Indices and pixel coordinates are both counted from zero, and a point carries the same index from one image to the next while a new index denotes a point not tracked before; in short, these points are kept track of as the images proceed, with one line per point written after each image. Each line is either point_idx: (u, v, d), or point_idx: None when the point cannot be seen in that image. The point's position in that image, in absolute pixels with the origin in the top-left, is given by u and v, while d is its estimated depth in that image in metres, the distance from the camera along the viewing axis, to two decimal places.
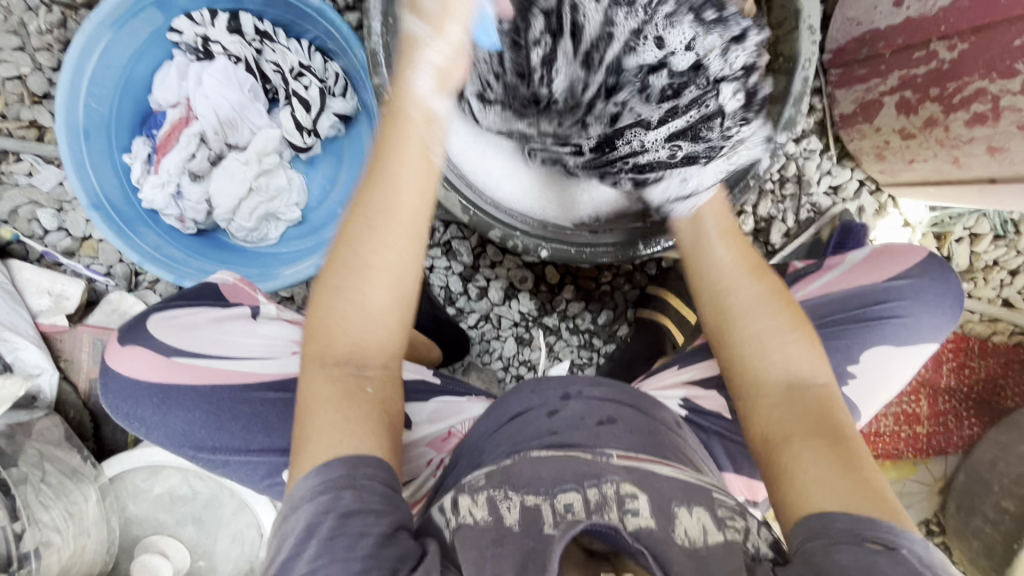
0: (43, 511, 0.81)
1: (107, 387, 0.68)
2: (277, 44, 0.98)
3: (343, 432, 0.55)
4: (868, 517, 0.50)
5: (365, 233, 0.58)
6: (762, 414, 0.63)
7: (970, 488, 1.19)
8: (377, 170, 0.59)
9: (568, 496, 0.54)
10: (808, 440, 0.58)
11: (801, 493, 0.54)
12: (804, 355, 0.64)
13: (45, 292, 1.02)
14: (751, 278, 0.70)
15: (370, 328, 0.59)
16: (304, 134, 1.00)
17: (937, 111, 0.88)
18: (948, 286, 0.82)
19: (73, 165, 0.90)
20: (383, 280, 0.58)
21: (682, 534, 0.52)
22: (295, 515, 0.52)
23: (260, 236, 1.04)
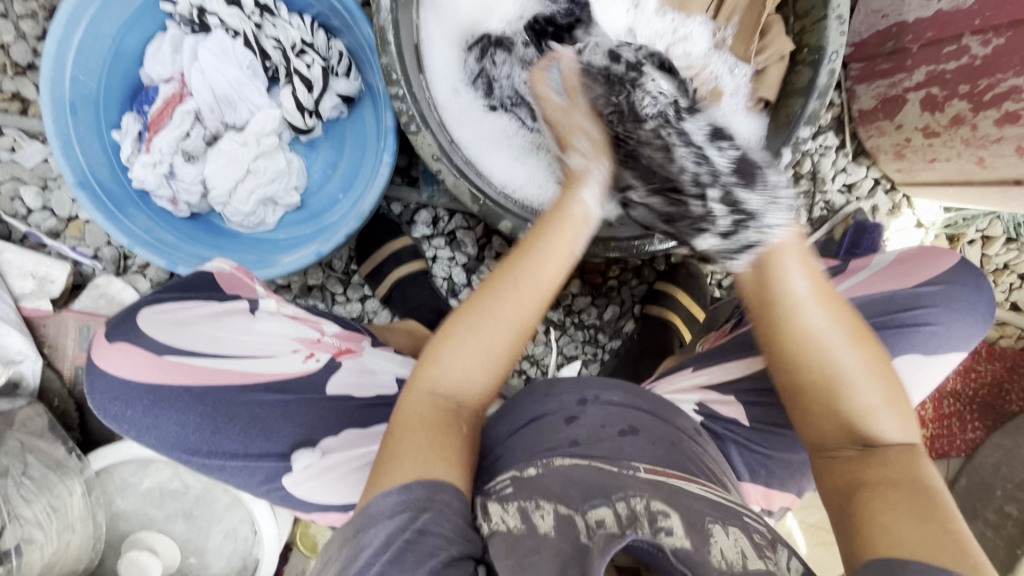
0: (25, 506, 0.75)
1: (94, 386, 0.61)
2: (278, 18, 0.92)
3: (435, 457, 0.53)
4: (943, 568, 0.45)
5: (505, 293, 0.61)
6: (840, 474, 0.58)
7: (972, 493, 1.18)
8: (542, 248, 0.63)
9: (598, 512, 0.52)
10: (889, 494, 0.52)
11: (871, 540, 0.50)
12: (900, 422, 0.58)
13: (29, 275, 0.97)
14: (850, 345, 0.58)
15: (473, 367, 0.60)
16: (305, 115, 0.95)
17: (965, 108, 0.85)
18: (979, 293, 0.80)
19: (58, 141, 0.85)
20: (503, 333, 0.60)
21: (718, 554, 0.48)
22: (371, 531, 0.49)
23: (257, 221, 0.99)
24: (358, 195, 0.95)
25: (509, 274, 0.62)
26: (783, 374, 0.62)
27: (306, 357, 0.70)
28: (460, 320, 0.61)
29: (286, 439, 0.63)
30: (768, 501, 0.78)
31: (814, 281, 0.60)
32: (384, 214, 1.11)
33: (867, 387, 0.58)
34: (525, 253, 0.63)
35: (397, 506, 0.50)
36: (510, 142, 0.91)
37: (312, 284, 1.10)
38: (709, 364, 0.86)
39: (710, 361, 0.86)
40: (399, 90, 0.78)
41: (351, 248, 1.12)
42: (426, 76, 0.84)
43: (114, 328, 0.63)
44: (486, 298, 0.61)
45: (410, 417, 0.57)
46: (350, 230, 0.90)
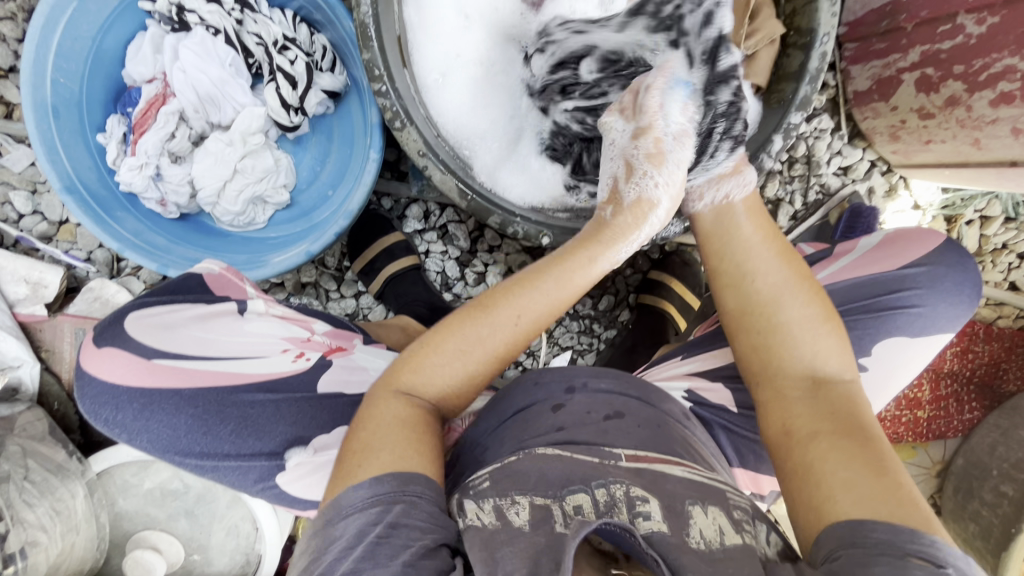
0: (28, 510, 0.77)
1: (83, 393, 0.61)
2: (258, 13, 0.91)
3: (410, 450, 0.54)
4: (909, 530, 0.45)
5: (505, 315, 0.60)
6: (788, 411, 0.60)
7: (968, 472, 1.18)
8: (556, 267, 0.61)
9: (577, 497, 0.53)
10: (831, 439, 0.54)
11: (826, 496, 0.51)
12: (832, 348, 0.62)
13: (22, 280, 0.97)
14: (781, 265, 0.67)
15: (450, 373, 0.60)
16: (291, 113, 0.94)
17: (960, 89, 0.84)
18: (965, 273, 0.79)
19: (42, 145, 0.84)
20: (494, 355, 0.61)
21: (697, 536, 0.50)
22: (343, 521, 0.51)
23: (247, 219, 0.99)
24: (347, 193, 0.94)
25: (528, 281, 0.61)
26: (760, 362, 0.64)
27: (296, 357, 0.71)
28: (456, 331, 0.60)
29: (278, 438, 0.63)
30: (757, 484, 0.78)
31: (755, 222, 0.69)
32: (375, 210, 1.10)
33: (810, 333, 0.63)
34: (550, 267, 0.61)
35: (369, 498, 0.51)
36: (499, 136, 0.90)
37: (306, 282, 1.10)
38: (697, 352, 0.85)
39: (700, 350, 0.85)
40: (382, 86, 0.77)
41: (343, 244, 1.11)
42: (410, 71, 0.83)
43: (103, 334, 0.63)
44: (485, 311, 0.60)
45: (380, 419, 0.56)
46: (339, 228, 0.89)
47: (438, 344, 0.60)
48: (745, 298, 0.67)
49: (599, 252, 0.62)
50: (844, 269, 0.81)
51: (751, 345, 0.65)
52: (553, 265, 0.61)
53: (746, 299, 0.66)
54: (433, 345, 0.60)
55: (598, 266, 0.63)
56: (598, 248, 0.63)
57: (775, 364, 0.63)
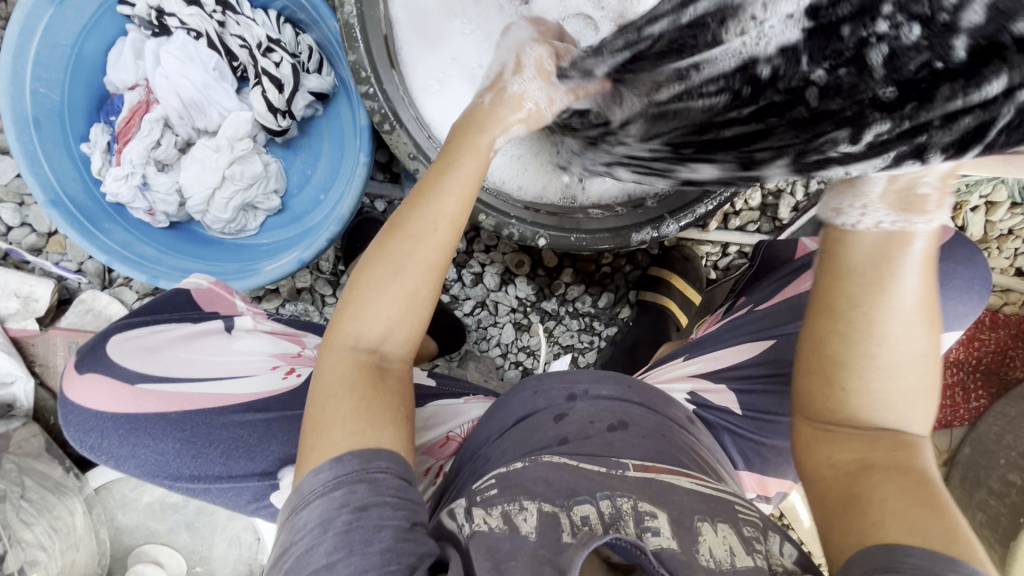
0: (25, 530, 0.76)
1: (68, 419, 0.61)
2: (241, 15, 0.89)
3: (365, 423, 0.50)
4: (948, 558, 0.41)
5: (415, 231, 0.53)
6: (843, 449, 0.51)
7: (975, 461, 1.17)
8: (438, 176, 0.55)
9: (583, 509, 0.52)
10: (891, 478, 0.47)
11: (875, 525, 0.45)
12: (922, 415, 0.51)
13: (13, 294, 0.96)
14: (925, 332, 0.49)
15: (381, 309, 0.53)
16: (278, 116, 0.91)
17: None
18: (975, 269, 0.77)
19: (24, 157, 0.82)
20: (421, 280, 0.54)
21: (707, 554, 0.49)
22: (307, 509, 0.47)
23: (238, 227, 0.98)
24: (337, 197, 0.92)
25: (420, 193, 0.54)
26: (825, 405, 0.53)
27: (286, 373, 0.68)
28: (378, 259, 0.53)
29: (270, 458, 0.61)
30: (763, 487, 0.77)
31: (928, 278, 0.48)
32: (368, 213, 1.08)
33: (917, 372, 0.50)
34: (432, 179, 0.55)
35: (330, 481, 0.47)
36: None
37: (301, 288, 1.09)
38: (699, 353, 0.84)
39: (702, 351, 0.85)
40: (369, 88, 0.76)
41: (337, 249, 1.09)
42: (399, 71, 0.80)
43: (86, 358, 0.63)
44: (388, 237, 0.54)
45: (327, 379, 0.53)
46: (332, 234, 0.87)
47: (362, 281, 0.53)
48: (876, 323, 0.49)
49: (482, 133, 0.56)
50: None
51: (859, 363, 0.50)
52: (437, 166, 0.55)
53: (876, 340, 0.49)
54: (358, 285, 0.54)
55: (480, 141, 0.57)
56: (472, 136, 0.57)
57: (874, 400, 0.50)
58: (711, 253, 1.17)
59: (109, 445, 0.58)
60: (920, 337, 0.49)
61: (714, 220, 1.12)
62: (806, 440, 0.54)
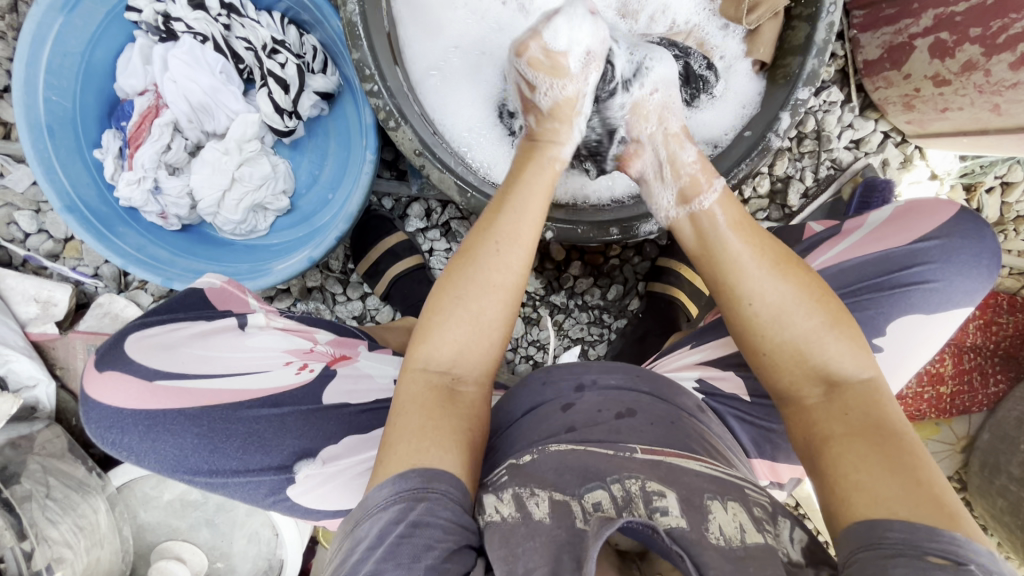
0: (51, 528, 0.78)
1: (89, 416, 0.62)
2: (246, 18, 0.89)
3: (428, 441, 0.53)
4: (929, 528, 0.45)
5: (490, 253, 0.60)
6: (809, 420, 0.58)
7: (994, 447, 1.16)
8: (511, 199, 0.64)
9: (595, 494, 0.52)
10: (850, 441, 0.54)
11: (844, 501, 0.50)
12: (846, 347, 0.59)
13: (33, 300, 0.98)
14: (776, 274, 0.61)
15: (463, 334, 0.59)
16: (285, 117, 0.93)
17: (977, 53, 0.80)
18: (980, 245, 0.76)
19: (40, 165, 0.83)
20: (494, 300, 0.59)
21: (717, 532, 0.49)
22: (368, 521, 0.49)
23: (249, 227, 0.99)
24: (346, 194, 0.93)
25: (495, 215, 0.63)
26: (773, 373, 0.61)
27: (299, 368, 0.69)
28: (452, 286, 0.60)
29: (287, 451, 0.62)
30: (775, 473, 0.77)
31: (732, 214, 0.66)
32: (376, 210, 1.09)
33: (803, 314, 0.60)
34: (503, 209, 0.63)
35: (392, 497, 0.49)
36: (492, 129, 0.87)
37: (312, 287, 1.10)
38: (706, 340, 0.83)
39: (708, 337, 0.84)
40: (374, 85, 0.76)
41: (346, 247, 1.10)
42: (403, 68, 0.81)
43: (104, 360, 0.63)
44: (468, 262, 0.60)
45: (403, 401, 0.56)
46: (340, 233, 0.88)
47: (434, 305, 0.60)
48: (728, 287, 0.63)
49: (542, 163, 0.67)
50: (852, 247, 0.79)
51: (738, 326, 0.63)
52: (508, 196, 0.64)
53: (737, 298, 0.62)
54: (441, 304, 0.59)
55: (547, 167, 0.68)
56: (542, 162, 0.68)
57: (769, 347, 0.61)
58: None
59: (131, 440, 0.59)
60: (779, 281, 0.61)
61: None
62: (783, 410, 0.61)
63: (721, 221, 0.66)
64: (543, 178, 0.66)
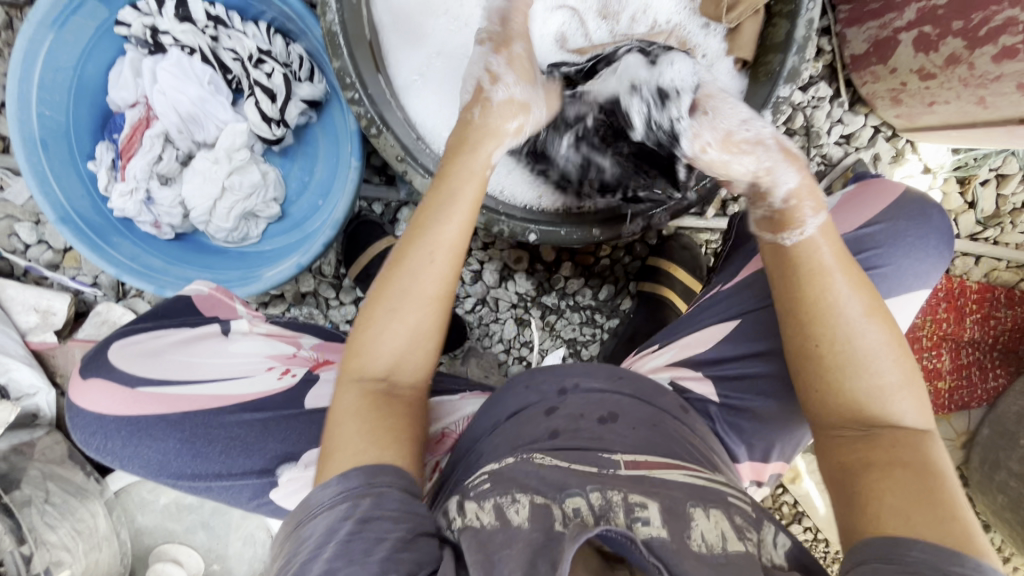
0: (49, 532, 0.80)
1: (75, 423, 0.64)
2: (233, 29, 0.91)
3: (367, 444, 0.55)
4: (953, 551, 0.44)
5: (420, 261, 0.61)
6: (846, 447, 0.56)
7: (994, 442, 1.14)
8: (433, 203, 0.63)
9: (575, 501, 0.53)
10: (888, 472, 0.51)
11: (874, 519, 0.49)
12: (912, 403, 0.56)
13: (32, 309, 1.00)
14: (873, 319, 0.57)
15: (396, 339, 0.60)
16: (272, 125, 0.94)
17: (960, 46, 0.80)
18: (930, 227, 0.75)
19: (35, 179, 0.86)
20: (427, 310, 0.61)
21: (698, 539, 0.50)
22: (314, 520, 0.51)
23: (241, 235, 1.00)
24: (334, 200, 0.94)
25: (423, 217, 0.63)
26: (822, 396, 0.59)
27: (281, 374, 0.70)
28: (383, 296, 0.61)
29: (269, 455, 0.63)
30: (758, 471, 0.76)
31: (838, 252, 0.60)
32: (366, 215, 1.10)
33: (882, 364, 0.56)
34: (428, 212, 0.63)
35: (337, 495, 0.51)
36: None
37: (305, 292, 1.12)
38: (671, 338, 0.83)
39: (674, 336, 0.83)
40: (354, 93, 0.77)
41: (338, 252, 1.11)
42: (385, 75, 0.82)
43: (87, 366, 0.66)
44: (394, 269, 0.61)
45: (341, 409, 0.58)
46: (328, 239, 0.89)
47: (367, 317, 0.61)
48: (812, 319, 0.59)
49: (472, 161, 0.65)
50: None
51: (814, 363, 0.59)
52: (437, 196, 0.63)
53: (820, 321, 0.58)
54: (374, 315, 0.61)
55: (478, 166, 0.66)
56: (473, 154, 0.66)
57: (847, 392, 0.57)
58: (710, 241, 1.15)
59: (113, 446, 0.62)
60: (875, 325, 0.57)
61: (710, 206, 1.12)
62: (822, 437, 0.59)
63: (827, 251, 0.60)
64: (473, 177, 0.64)
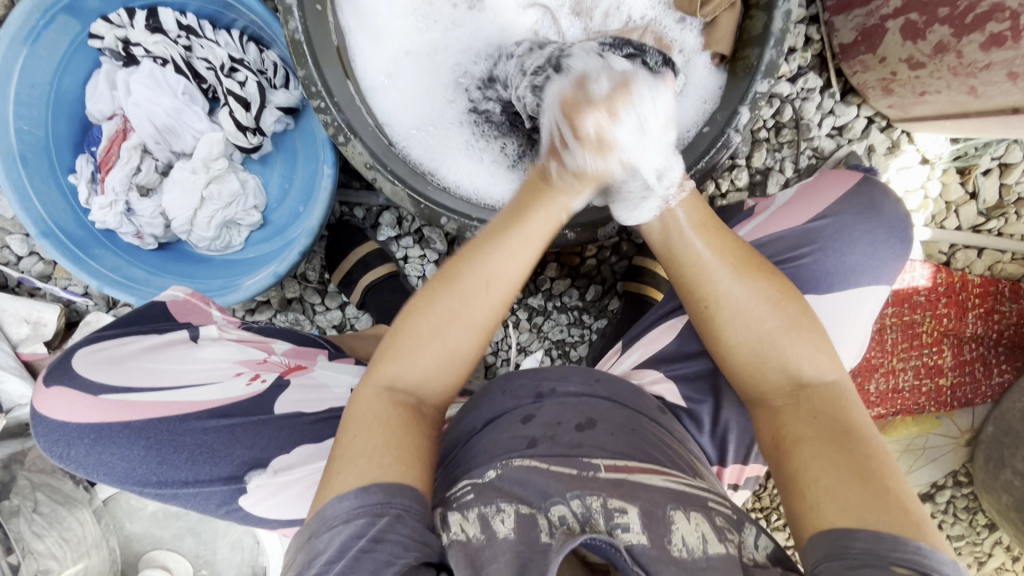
0: (37, 541, 0.82)
1: (39, 429, 0.65)
2: (204, 39, 0.91)
3: (388, 457, 0.53)
4: (892, 536, 0.45)
5: (471, 287, 0.56)
6: (776, 420, 0.58)
7: (998, 440, 1.11)
8: (503, 235, 0.57)
9: (558, 509, 0.50)
10: (815, 444, 0.53)
11: (813, 507, 0.50)
12: (808, 349, 0.59)
13: (23, 321, 1.02)
14: (738, 278, 0.61)
15: (437, 365, 0.58)
16: (248, 134, 0.94)
17: (947, 34, 0.76)
18: (879, 220, 0.77)
19: (14, 194, 0.87)
20: (468, 334, 0.57)
21: (679, 543, 0.48)
22: (327, 533, 0.49)
23: (223, 243, 1.01)
24: (310, 209, 0.93)
25: (490, 240, 0.57)
26: (749, 373, 0.61)
27: (250, 379, 0.71)
28: (426, 311, 0.57)
29: (237, 462, 0.64)
30: (738, 475, 0.75)
31: (694, 214, 0.64)
32: (348, 220, 1.10)
33: (761, 315, 0.60)
34: (492, 247, 0.56)
35: (353, 510, 0.49)
36: (442, 124, 0.88)
37: (291, 297, 1.12)
38: (635, 342, 0.82)
39: (641, 334, 0.82)
40: (321, 102, 0.75)
41: (322, 257, 1.11)
42: (354, 80, 0.81)
43: (51, 373, 0.67)
44: (441, 292, 0.57)
45: (365, 419, 0.56)
46: (303, 247, 0.89)
47: (405, 330, 0.58)
48: (696, 289, 0.63)
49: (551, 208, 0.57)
50: (764, 224, 0.80)
51: (715, 337, 0.62)
52: (502, 224, 0.57)
53: (709, 302, 0.62)
54: (410, 328, 0.57)
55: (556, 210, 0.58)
56: (548, 202, 0.57)
57: (742, 353, 0.61)
58: None
59: (76, 455, 0.62)
60: (743, 284, 0.61)
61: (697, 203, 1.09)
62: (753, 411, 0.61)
63: (685, 218, 0.64)
64: (547, 220, 0.57)
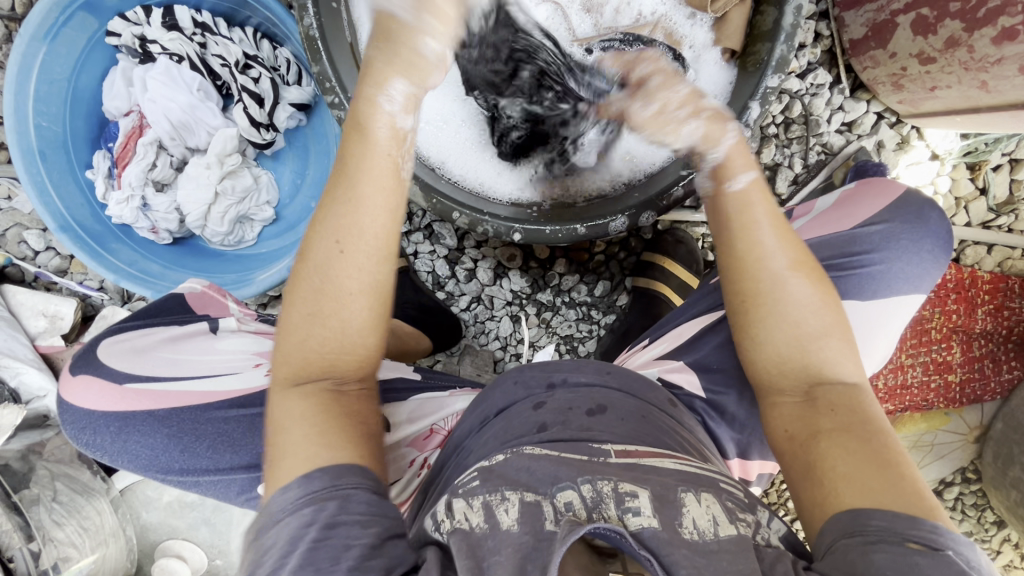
0: (57, 529, 0.85)
1: (66, 418, 0.67)
2: (219, 36, 0.92)
3: (321, 444, 0.52)
4: (909, 516, 0.46)
5: (332, 254, 0.55)
6: (793, 414, 0.59)
7: (1008, 437, 1.10)
8: (335, 191, 0.55)
9: (566, 494, 0.49)
10: (836, 437, 0.54)
11: (832, 492, 0.51)
12: (840, 350, 0.59)
13: (41, 314, 1.03)
14: (795, 274, 0.60)
15: (327, 341, 0.56)
16: (262, 130, 0.95)
17: (958, 28, 0.76)
18: (928, 231, 0.78)
19: (34, 190, 0.88)
20: (350, 303, 0.56)
21: (691, 526, 0.47)
22: (274, 528, 0.48)
23: (236, 238, 1.02)
24: None
25: (332, 199, 0.55)
26: (772, 371, 0.61)
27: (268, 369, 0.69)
28: (301, 295, 0.56)
29: (254, 451, 0.64)
30: (745, 469, 0.76)
31: (770, 210, 0.62)
32: None
33: (812, 317, 0.59)
34: (336, 202, 0.55)
35: (299, 499, 0.49)
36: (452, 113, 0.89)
37: None
38: (662, 334, 0.83)
39: (664, 331, 0.83)
40: (335, 97, 0.76)
41: None
42: None
43: (77, 362, 0.69)
44: (307, 265, 0.55)
45: (281, 418, 0.54)
46: None
47: (291, 319, 0.56)
48: (746, 281, 0.61)
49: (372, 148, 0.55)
50: (809, 225, 0.81)
51: (748, 332, 0.62)
52: (338, 180, 0.55)
53: (754, 298, 0.61)
54: (294, 313, 0.56)
55: (374, 130, 0.55)
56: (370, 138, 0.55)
57: (774, 350, 0.60)
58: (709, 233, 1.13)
59: (102, 440, 0.64)
60: (800, 282, 0.60)
61: None
62: (764, 406, 0.62)
63: (758, 206, 0.62)
64: (373, 157, 0.55)
